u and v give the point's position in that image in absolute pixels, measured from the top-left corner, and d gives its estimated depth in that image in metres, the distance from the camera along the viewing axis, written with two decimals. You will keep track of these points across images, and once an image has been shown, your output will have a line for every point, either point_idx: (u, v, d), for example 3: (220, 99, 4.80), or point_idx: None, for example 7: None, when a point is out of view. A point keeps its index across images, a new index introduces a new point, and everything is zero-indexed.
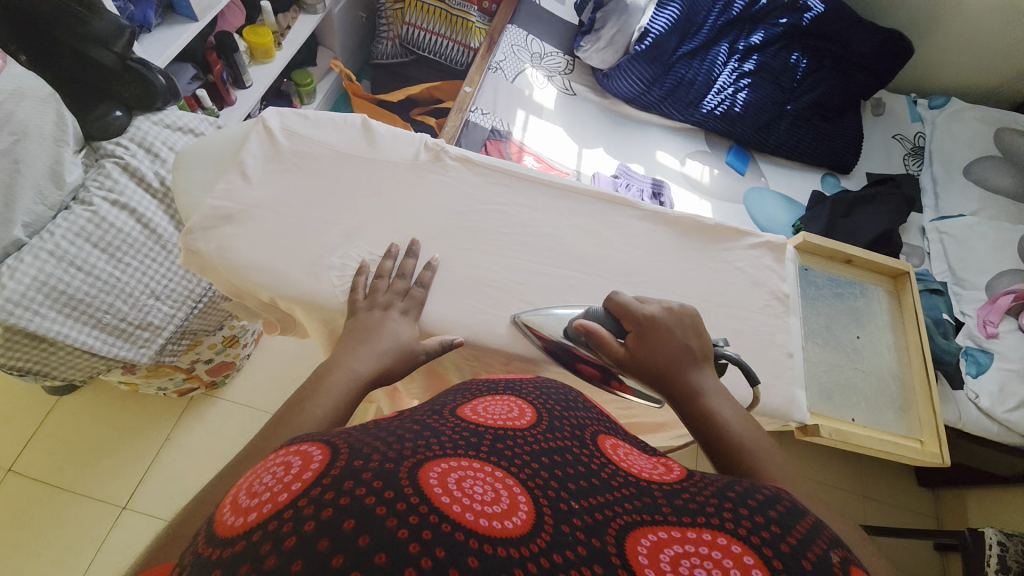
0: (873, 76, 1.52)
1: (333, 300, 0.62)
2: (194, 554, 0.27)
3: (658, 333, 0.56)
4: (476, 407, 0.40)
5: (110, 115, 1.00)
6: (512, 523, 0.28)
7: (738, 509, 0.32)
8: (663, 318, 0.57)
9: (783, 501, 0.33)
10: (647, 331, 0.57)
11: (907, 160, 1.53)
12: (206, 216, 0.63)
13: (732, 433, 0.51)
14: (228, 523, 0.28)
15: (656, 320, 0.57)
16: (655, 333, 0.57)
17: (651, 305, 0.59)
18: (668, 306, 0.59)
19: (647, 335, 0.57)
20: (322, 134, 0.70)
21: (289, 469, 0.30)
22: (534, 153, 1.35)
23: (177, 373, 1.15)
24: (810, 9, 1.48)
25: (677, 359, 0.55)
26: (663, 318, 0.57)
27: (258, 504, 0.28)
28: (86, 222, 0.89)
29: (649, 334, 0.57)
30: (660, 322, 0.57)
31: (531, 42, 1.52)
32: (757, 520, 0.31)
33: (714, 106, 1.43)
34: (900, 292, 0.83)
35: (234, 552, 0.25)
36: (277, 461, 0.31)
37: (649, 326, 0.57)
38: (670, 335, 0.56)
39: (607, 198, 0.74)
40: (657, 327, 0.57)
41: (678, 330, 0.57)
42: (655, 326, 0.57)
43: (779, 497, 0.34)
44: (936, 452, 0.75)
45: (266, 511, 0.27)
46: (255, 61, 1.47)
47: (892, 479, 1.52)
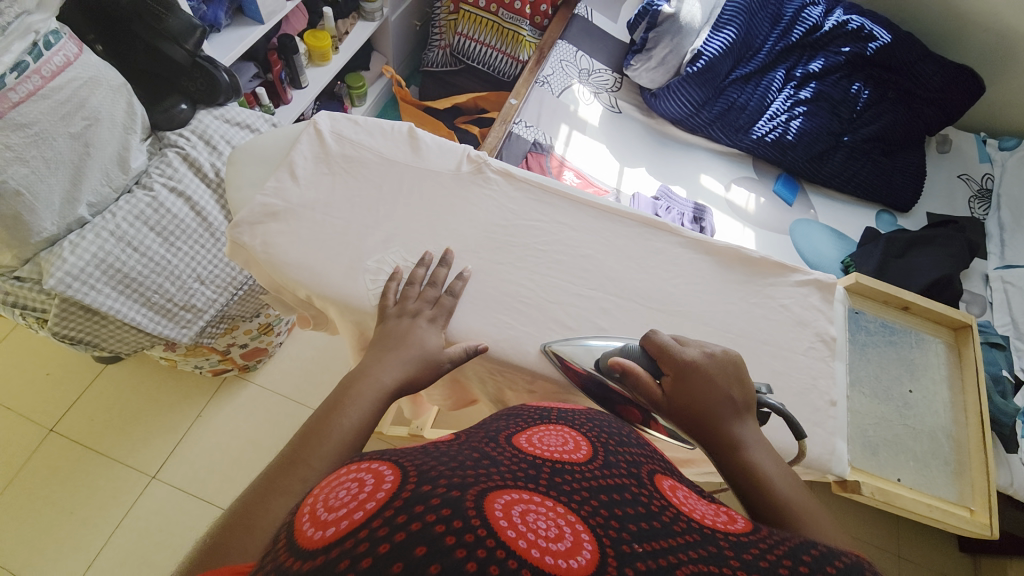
0: (941, 112, 1.44)
1: (365, 303, 0.63)
2: (275, 562, 0.28)
3: (699, 378, 0.54)
4: (532, 437, 0.41)
5: (176, 107, 1.06)
6: (576, 563, 0.27)
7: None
8: (705, 363, 0.55)
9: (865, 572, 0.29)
10: (687, 374, 0.54)
11: (972, 203, 1.43)
12: (254, 212, 0.65)
13: (778, 488, 0.50)
14: (308, 534, 0.28)
15: (697, 363, 0.55)
16: (696, 377, 0.54)
17: (690, 348, 0.56)
18: (710, 350, 0.56)
19: (687, 379, 0.54)
20: (372, 141, 0.72)
21: (362, 487, 0.30)
22: (575, 168, 1.35)
23: (213, 354, 1.19)
24: (876, 38, 1.42)
25: (721, 406, 0.53)
26: (705, 363, 0.55)
27: (336, 520, 0.28)
28: (146, 206, 0.94)
29: (690, 379, 0.54)
30: (702, 366, 0.55)
31: (580, 58, 1.52)
32: None
33: (766, 132, 1.38)
34: (961, 346, 0.77)
35: (315, 566, 0.25)
36: (350, 475, 0.32)
37: (690, 369, 0.54)
38: (712, 382, 0.54)
39: (648, 222, 0.72)
40: (698, 371, 0.54)
41: (719, 376, 0.54)
42: (696, 370, 0.54)
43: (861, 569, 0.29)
44: (986, 523, 0.68)
45: (343, 528, 0.27)
46: (312, 63, 1.53)
47: (929, 540, 1.41)
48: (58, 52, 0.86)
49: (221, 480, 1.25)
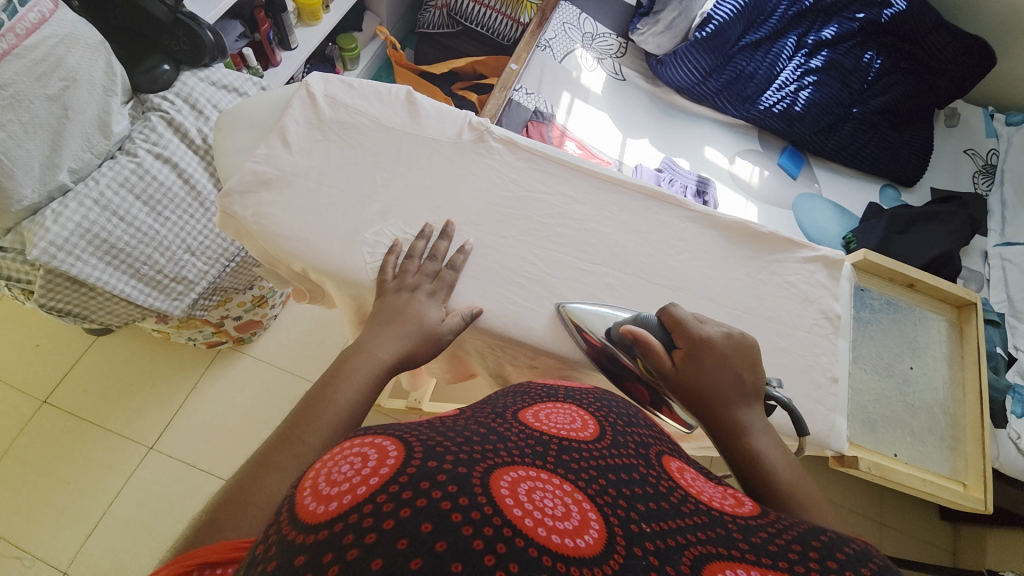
0: (953, 83, 1.40)
1: (363, 276, 0.61)
2: (275, 535, 0.26)
3: (712, 356, 0.53)
4: (538, 413, 0.40)
5: (158, 68, 1.00)
6: (583, 542, 0.27)
7: (823, 561, 0.28)
8: (720, 341, 0.54)
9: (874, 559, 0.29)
10: (701, 353, 0.54)
11: (977, 178, 1.41)
12: (245, 180, 0.62)
13: (777, 475, 0.49)
14: (309, 508, 0.27)
15: (712, 341, 0.54)
16: (709, 354, 0.53)
17: (709, 326, 0.55)
18: (727, 331, 0.55)
19: (699, 356, 0.53)
20: (367, 106, 0.68)
21: (366, 461, 0.28)
22: (576, 139, 1.30)
23: (207, 327, 1.17)
24: (891, 5, 1.36)
25: (728, 388, 0.53)
26: (720, 342, 0.54)
27: (339, 493, 0.26)
28: (130, 173, 0.91)
29: (702, 356, 0.53)
30: (716, 344, 0.54)
31: (583, 21, 1.45)
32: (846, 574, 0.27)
33: (773, 103, 1.34)
34: (963, 324, 0.77)
35: (318, 540, 0.24)
36: (353, 449, 0.30)
37: (703, 347, 0.54)
38: (725, 361, 0.53)
39: (655, 195, 0.69)
40: (712, 351, 0.54)
41: (733, 356, 0.54)
42: (710, 347, 0.54)
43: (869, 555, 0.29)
44: (979, 498, 0.68)
45: (346, 502, 0.26)
46: (302, 22, 1.45)
47: (911, 508, 1.46)
48: (33, 8, 0.80)
49: (220, 451, 1.26)
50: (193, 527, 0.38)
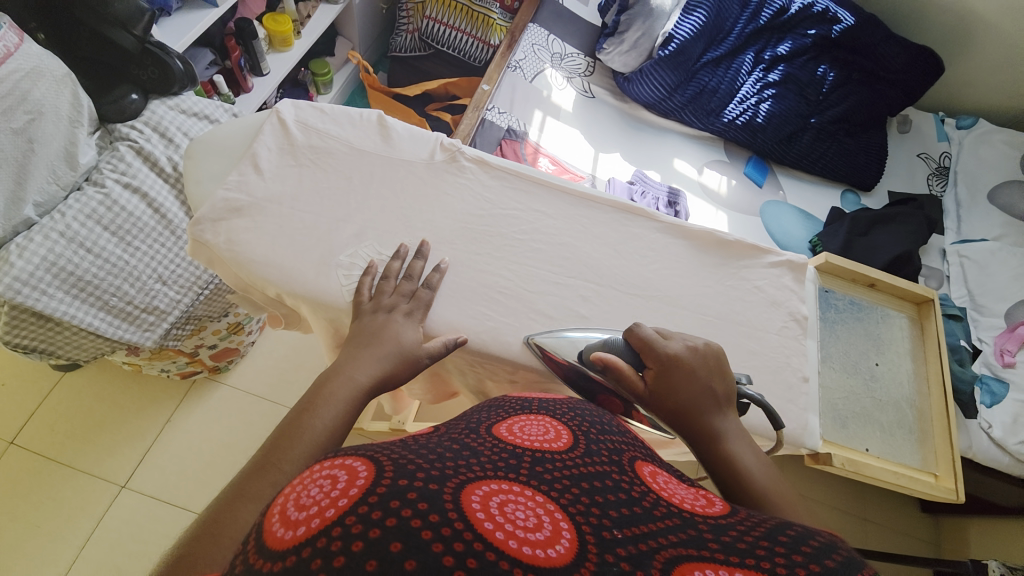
0: (902, 92, 1.48)
1: (339, 299, 0.61)
2: (243, 565, 0.26)
3: (680, 370, 0.55)
4: (513, 427, 0.41)
5: (126, 98, 0.99)
6: (555, 551, 0.27)
7: (789, 555, 0.29)
8: (686, 356, 0.56)
9: (839, 551, 0.30)
10: (670, 369, 0.55)
11: (930, 180, 1.49)
12: (216, 208, 0.62)
13: (755, 478, 0.50)
14: (277, 535, 0.27)
15: (678, 357, 0.56)
16: (678, 369, 0.55)
17: (674, 342, 0.57)
18: (692, 344, 0.57)
19: (668, 372, 0.55)
20: (339, 130, 0.69)
21: (335, 483, 0.28)
22: (549, 155, 1.34)
23: (180, 357, 1.15)
24: (840, 21, 1.44)
25: (700, 399, 0.54)
26: (687, 356, 0.56)
27: (307, 518, 0.26)
28: (98, 204, 0.89)
29: (671, 372, 0.55)
30: (683, 359, 0.56)
31: (552, 41, 1.50)
32: (809, 567, 0.28)
33: (736, 115, 1.40)
34: (922, 320, 0.80)
35: (286, 567, 0.24)
36: (323, 472, 0.29)
37: (671, 363, 0.55)
38: (694, 374, 0.55)
39: (626, 208, 0.72)
40: (681, 366, 0.55)
41: (701, 368, 0.55)
42: (677, 362, 0.55)
43: (834, 547, 0.30)
44: (950, 488, 0.71)
45: (315, 526, 0.26)
46: (274, 49, 1.46)
47: (893, 503, 1.49)
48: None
49: (197, 486, 1.22)
50: (164, 562, 0.37)
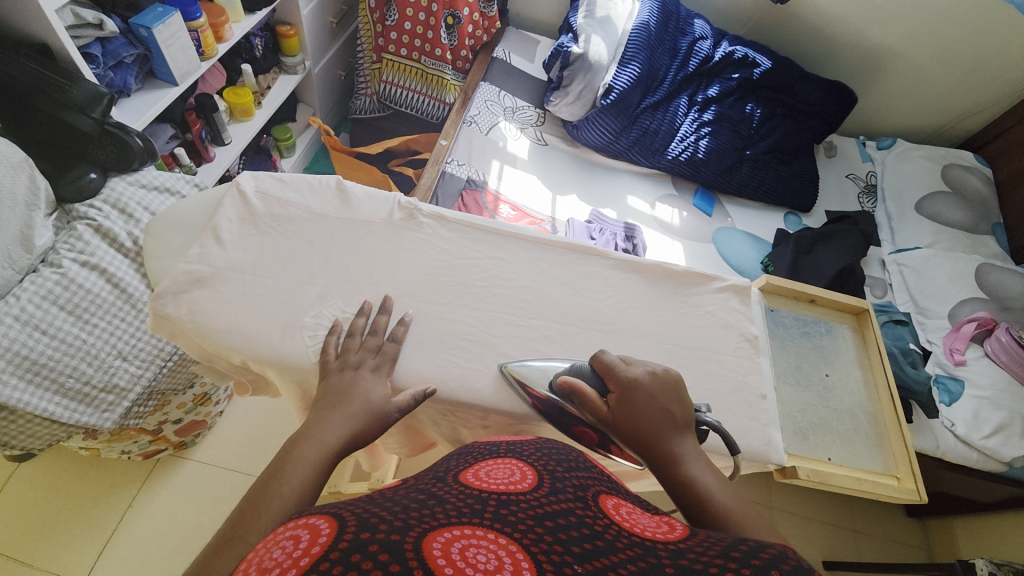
0: (822, 123, 1.64)
1: (305, 361, 0.61)
2: None
3: (640, 394, 0.57)
4: (479, 473, 0.43)
5: (85, 178, 1.00)
6: None
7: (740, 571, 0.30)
8: (646, 381, 0.58)
9: (789, 560, 0.32)
10: (630, 393, 0.58)
11: (861, 198, 1.62)
12: (178, 281, 0.62)
13: (713, 500, 0.52)
14: None
15: (638, 381, 0.58)
16: (638, 394, 0.57)
17: (635, 367, 0.60)
18: (652, 370, 0.60)
19: (630, 396, 0.57)
20: (299, 198, 0.72)
21: (298, 542, 0.30)
22: (510, 202, 1.40)
23: (142, 436, 1.10)
24: (759, 65, 1.59)
25: (660, 423, 0.56)
26: (647, 381, 0.59)
27: None
28: (54, 284, 0.88)
29: (632, 395, 0.57)
30: (643, 383, 0.58)
31: (503, 97, 1.60)
32: None
33: (679, 152, 1.51)
34: (863, 328, 0.86)
35: None
36: (287, 534, 0.31)
37: (632, 388, 0.58)
38: (654, 398, 0.57)
39: (579, 248, 0.76)
40: (640, 390, 0.58)
41: (660, 392, 0.58)
42: (637, 386, 0.58)
43: (784, 558, 0.32)
44: (911, 489, 0.74)
45: None
46: (234, 119, 1.51)
47: (880, 510, 1.51)
48: None
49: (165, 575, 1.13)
50: None
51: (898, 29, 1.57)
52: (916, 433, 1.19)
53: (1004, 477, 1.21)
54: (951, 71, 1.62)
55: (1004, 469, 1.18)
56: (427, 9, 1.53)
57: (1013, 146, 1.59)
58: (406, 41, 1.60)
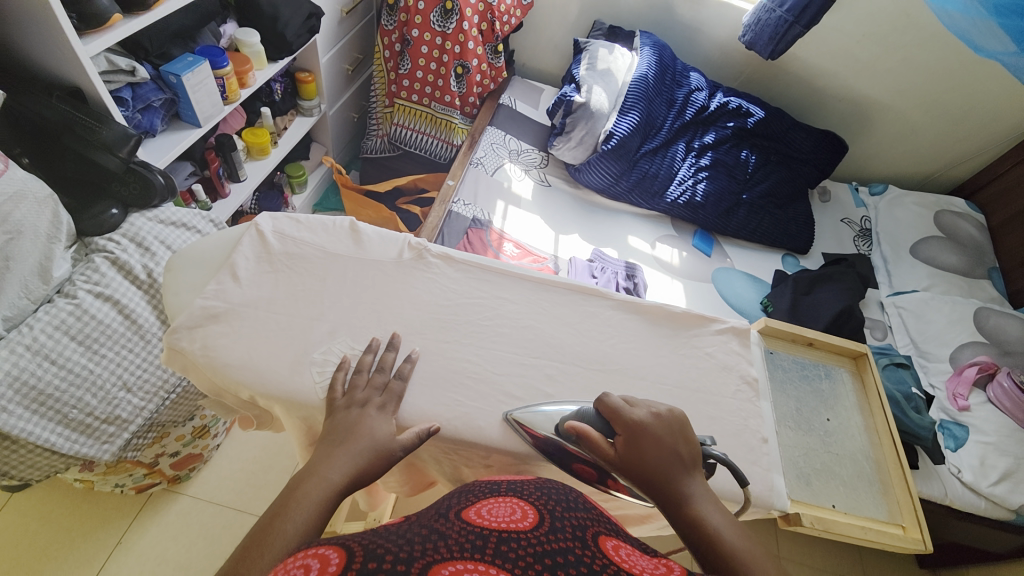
0: (816, 169, 1.71)
1: (312, 397, 0.62)
2: None
3: (648, 437, 0.58)
4: (481, 510, 0.43)
5: (106, 213, 1.04)
6: None
7: None
8: (651, 423, 0.59)
9: None
10: (638, 435, 0.58)
11: (857, 241, 1.66)
12: (193, 316, 0.65)
13: (721, 540, 0.53)
14: None
15: (644, 424, 0.59)
16: (645, 437, 0.58)
17: (639, 409, 0.61)
18: (656, 411, 0.60)
19: (636, 439, 0.58)
20: (315, 237, 0.75)
21: (307, 571, 0.31)
22: (513, 240, 1.44)
23: (138, 468, 1.09)
24: (753, 115, 1.66)
25: (670, 464, 0.57)
26: (652, 423, 0.59)
27: None
28: (67, 315, 0.90)
29: (639, 439, 0.58)
30: (648, 426, 0.59)
31: (508, 140, 1.67)
32: None
33: (677, 195, 1.56)
34: (862, 372, 0.88)
35: None
36: (297, 561, 0.33)
37: (639, 431, 0.58)
38: (660, 441, 0.58)
39: (582, 289, 0.78)
40: (647, 432, 0.58)
41: (666, 434, 0.58)
42: (644, 429, 0.58)
43: None
44: (918, 537, 0.74)
45: None
46: (250, 157, 1.57)
47: (892, 561, 1.46)
48: None
49: None
50: None
51: (884, 84, 1.66)
52: (923, 479, 1.17)
53: (1017, 528, 1.18)
54: (938, 122, 1.69)
55: (1015, 519, 1.16)
56: (438, 59, 1.62)
57: (1003, 194, 1.65)
58: (418, 88, 1.68)
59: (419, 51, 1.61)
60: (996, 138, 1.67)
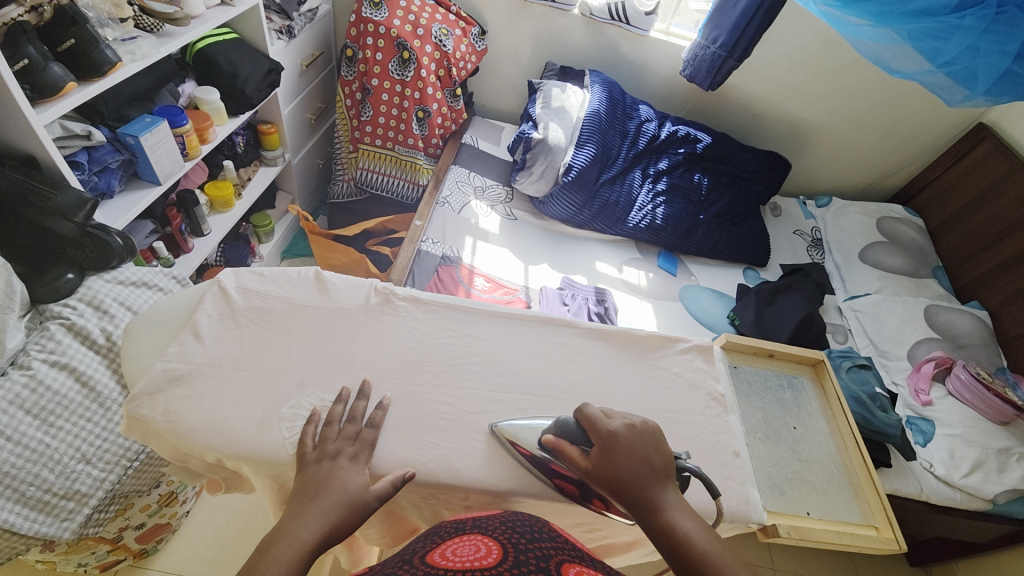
0: (765, 186, 1.80)
1: (282, 453, 0.61)
2: None
3: (621, 447, 0.59)
4: (446, 552, 0.44)
5: (61, 278, 1.00)
6: None
7: None
8: (625, 433, 0.60)
9: None
10: (612, 446, 0.59)
11: (810, 251, 1.75)
12: (154, 380, 0.63)
13: (692, 545, 0.55)
14: None
15: (618, 435, 0.60)
16: (619, 447, 0.59)
17: (615, 420, 0.62)
18: (630, 421, 0.62)
19: (611, 450, 0.59)
20: (279, 290, 0.75)
21: None
22: (484, 274, 1.46)
23: (101, 545, 1.03)
24: (700, 141, 1.76)
25: (642, 474, 0.58)
26: (626, 433, 0.60)
27: None
28: (21, 388, 0.86)
29: (613, 449, 0.59)
30: (622, 437, 0.60)
31: (473, 177, 1.72)
32: None
33: (639, 220, 1.63)
34: (821, 378, 0.92)
35: None
36: None
37: (613, 442, 0.60)
38: (633, 449, 0.59)
39: (550, 320, 0.80)
40: (621, 443, 0.59)
41: (639, 444, 0.60)
42: (618, 440, 0.60)
43: None
44: (891, 538, 0.77)
45: None
46: (214, 211, 1.56)
47: (883, 562, 1.48)
48: None
49: None
50: None
51: (817, 106, 1.79)
52: (898, 477, 1.21)
53: (990, 516, 1.23)
54: (867, 137, 1.84)
55: (989, 507, 1.20)
56: (399, 105, 1.67)
57: (936, 199, 1.78)
58: (380, 133, 1.72)
59: (380, 98, 1.66)
60: (922, 147, 1.81)
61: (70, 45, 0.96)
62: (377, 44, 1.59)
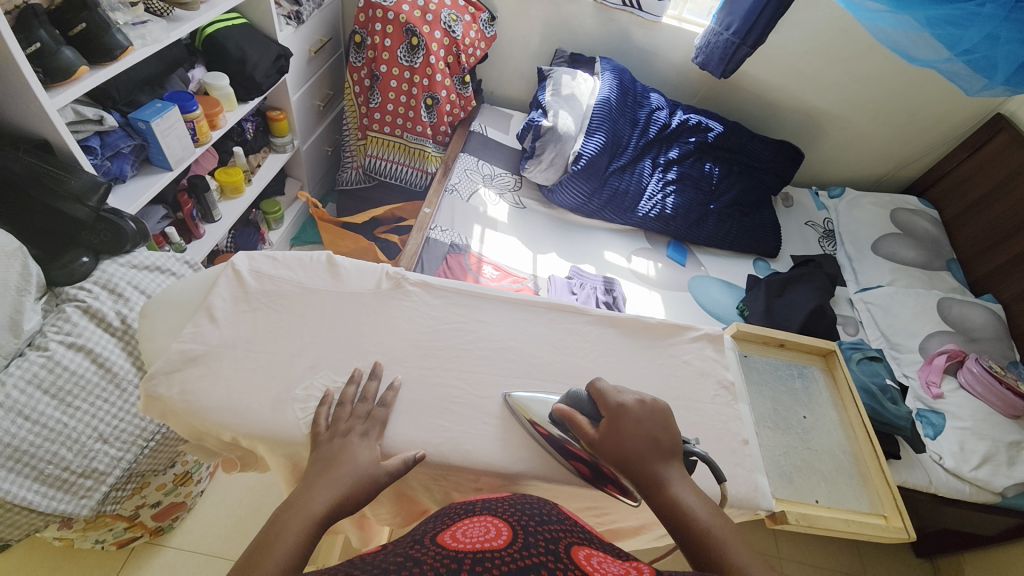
0: (776, 176, 1.78)
1: (296, 433, 0.62)
2: None
3: (629, 421, 0.60)
4: (456, 533, 0.44)
5: (76, 261, 1.01)
6: None
7: None
8: (634, 408, 0.61)
9: None
10: (619, 420, 0.61)
11: (822, 242, 1.73)
12: (171, 360, 0.64)
13: (694, 520, 0.56)
14: None
15: (627, 409, 0.61)
16: (627, 421, 0.60)
17: (626, 395, 0.63)
18: (642, 398, 0.63)
19: (618, 423, 0.60)
20: (291, 274, 0.76)
21: None
22: (492, 262, 1.46)
23: (118, 523, 1.06)
24: (712, 129, 1.73)
25: (647, 449, 0.59)
26: (635, 408, 0.62)
27: None
28: (39, 368, 0.87)
29: (620, 422, 0.60)
30: (630, 411, 0.61)
31: (481, 166, 1.71)
32: None
33: (649, 209, 1.61)
34: (832, 369, 0.91)
35: None
36: None
37: (621, 415, 0.61)
38: (640, 425, 0.60)
39: (560, 307, 0.80)
40: (629, 417, 0.61)
41: (647, 420, 0.61)
42: (626, 414, 0.61)
43: None
44: (899, 526, 0.77)
45: None
46: (224, 197, 1.56)
47: (889, 553, 1.48)
48: None
49: None
50: None
51: (832, 94, 1.76)
52: (907, 469, 1.21)
53: (999, 508, 1.22)
54: (883, 126, 1.80)
55: (998, 500, 1.20)
56: (407, 92, 1.66)
57: (952, 190, 1.74)
58: (389, 120, 1.71)
59: (389, 85, 1.65)
60: (939, 136, 1.78)
61: (81, 29, 0.97)
62: (386, 30, 1.58)
